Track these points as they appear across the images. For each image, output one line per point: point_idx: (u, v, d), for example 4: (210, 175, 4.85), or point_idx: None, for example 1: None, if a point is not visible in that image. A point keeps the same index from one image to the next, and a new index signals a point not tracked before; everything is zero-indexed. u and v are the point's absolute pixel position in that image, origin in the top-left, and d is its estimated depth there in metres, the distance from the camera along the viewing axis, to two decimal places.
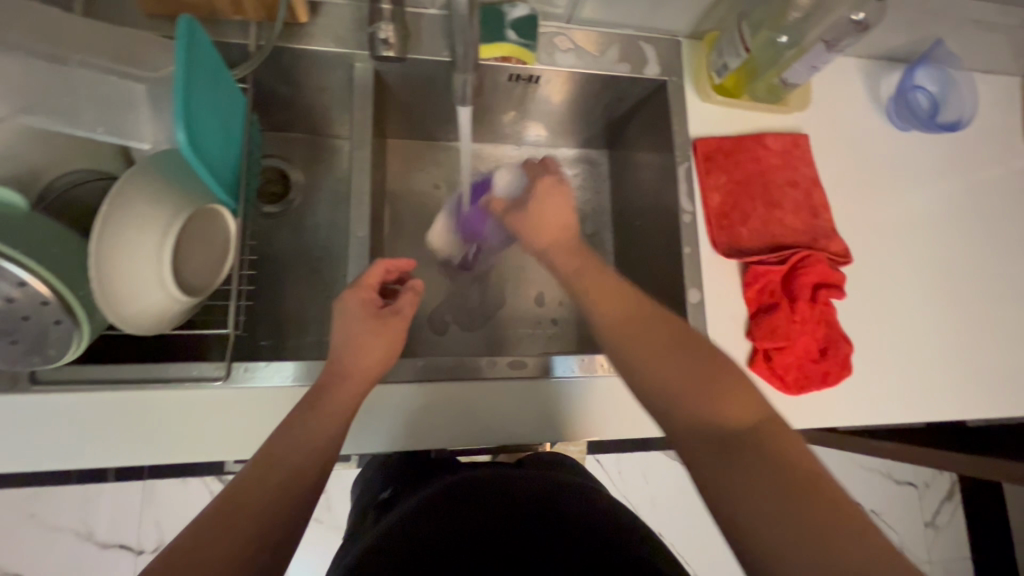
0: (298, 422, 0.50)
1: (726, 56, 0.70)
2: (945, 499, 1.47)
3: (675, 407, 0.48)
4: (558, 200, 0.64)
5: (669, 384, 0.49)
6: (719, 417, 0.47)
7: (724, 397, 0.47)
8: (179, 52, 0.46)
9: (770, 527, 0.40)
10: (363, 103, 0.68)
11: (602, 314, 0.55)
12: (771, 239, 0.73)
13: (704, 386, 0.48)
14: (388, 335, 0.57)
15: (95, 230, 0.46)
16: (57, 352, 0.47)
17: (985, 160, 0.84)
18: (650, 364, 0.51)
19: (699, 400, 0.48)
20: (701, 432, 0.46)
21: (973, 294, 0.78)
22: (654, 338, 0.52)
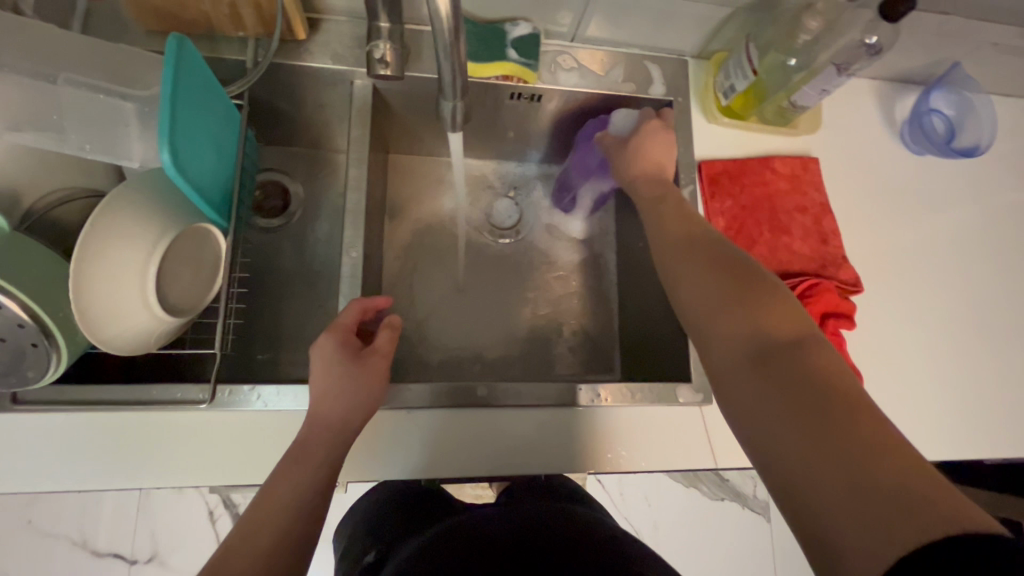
0: (270, 490, 0.48)
1: (733, 79, 0.68)
2: None
3: (715, 320, 0.46)
4: (661, 141, 0.66)
5: (713, 297, 0.47)
6: (758, 328, 0.44)
7: (769, 310, 0.44)
8: (166, 71, 0.45)
9: (794, 436, 0.37)
10: (360, 119, 0.67)
11: (671, 239, 0.55)
12: (777, 266, 0.71)
13: (746, 301, 0.46)
14: (370, 372, 0.55)
15: (74, 260, 0.45)
16: (35, 374, 0.46)
17: (1005, 187, 0.81)
18: (700, 280, 0.49)
19: (741, 313, 0.45)
20: (740, 343, 0.44)
21: (992, 326, 0.75)
22: (706, 259, 0.50)
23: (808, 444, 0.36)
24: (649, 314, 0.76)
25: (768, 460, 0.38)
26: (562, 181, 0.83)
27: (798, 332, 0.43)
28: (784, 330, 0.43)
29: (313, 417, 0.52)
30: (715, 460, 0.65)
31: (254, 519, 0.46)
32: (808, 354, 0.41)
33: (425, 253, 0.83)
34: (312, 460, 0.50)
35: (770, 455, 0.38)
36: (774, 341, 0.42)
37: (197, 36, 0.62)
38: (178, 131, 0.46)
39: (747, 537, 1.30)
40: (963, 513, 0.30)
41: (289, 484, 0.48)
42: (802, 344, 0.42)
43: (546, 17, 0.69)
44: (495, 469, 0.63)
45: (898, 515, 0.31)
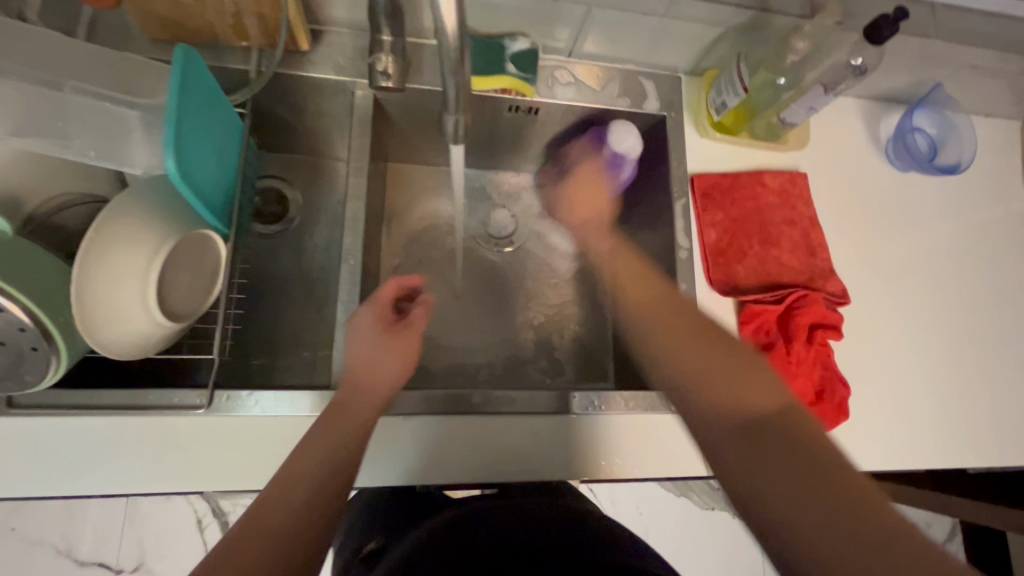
0: (306, 453, 0.47)
1: (724, 95, 0.70)
2: (947, 540, 1.49)
3: (698, 397, 0.45)
4: (590, 186, 0.75)
5: (694, 373, 0.47)
6: (742, 402, 0.43)
7: (749, 381, 0.44)
8: (173, 77, 0.46)
9: (805, 515, 0.36)
10: (361, 129, 0.68)
11: (642, 304, 0.55)
12: (767, 278, 0.72)
13: (726, 374, 0.45)
14: (403, 348, 0.60)
15: (76, 260, 0.46)
16: (34, 377, 0.46)
17: (986, 203, 0.83)
18: (676, 354, 0.49)
19: (722, 388, 0.44)
20: (726, 416, 0.43)
21: (974, 337, 0.77)
22: (676, 330, 0.51)
23: (815, 527, 0.35)
24: None
25: (777, 544, 0.36)
26: (560, 191, 0.83)
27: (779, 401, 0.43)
28: (766, 399, 0.42)
29: (353, 385, 0.55)
30: (707, 468, 0.67)
31: (290, 477, 0.45)
32: (796, 424, 0.41)
33: (423, 262, 0.84)
34: (349, 429, 0.51)
35: (778, 535, 0.36)
36: (760, 417, 0.41)
37: (200, 45, 0.63)
38: (183, 140, 0.47)
39: (738, 546, 1.31)
40: None
41: (325, 450, 0.48)
42: (786, 413, 0.42)
43: (544, 32, 0.70)
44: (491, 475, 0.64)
45: None
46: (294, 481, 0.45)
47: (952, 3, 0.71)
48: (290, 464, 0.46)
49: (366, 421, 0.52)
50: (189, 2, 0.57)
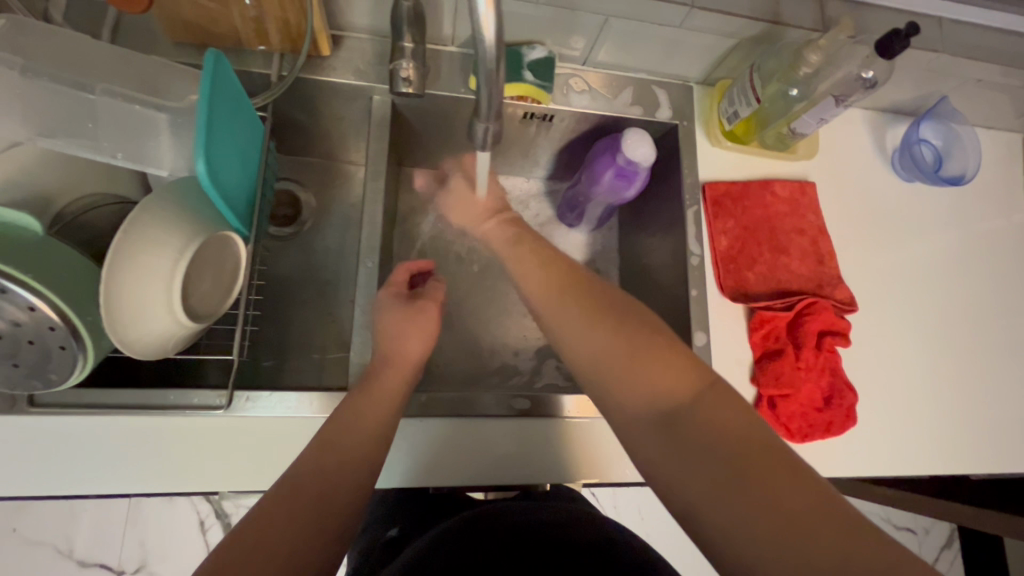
0: (345, 416, 0.51)
1: (737, 105, 0.72)
2: (943, 547, 1.51)
3: (613, 391, 0.49)
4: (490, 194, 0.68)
5: (607, 366, 0.50)
6: (659, 391, 0.46)
7: (657, 370, 0.47)
8: (202, 83, 0.47)
9: (709, 497, 0.41)
10: (378, 133, 0.69)
11: (547, 292, 0.56)
12: (777, 285, 0.73)
13: (643, 362, 0.48)
14: (424, 328, 0.63)
15: (107, 257, 0.46)
16: (58, 376, 0.47)
17: (989, 213, 0.85)
18: (587, 345, 0.51)
19: (633, 380, 0.48)
20: (647, 409, 0.46)
21: (977, 345, 0.79)
22: (585, 318, 0.52)
23: (728, 507, 0.40)
24: None
25: (694, 523, 0.42)
26: (570, 196, 0.84)
27: (693, 385, 0.46)
28: (677, 387, 0.46)
29: (385, 358, 0.59)
30: None
31: (333, 436, 0.49)
32: (705, 408, 0.45)
33: None
34: (384, 401, 0.54)
35: (695, 516, 0.42)
36: (669, 407, 0.46)
37: (224, 49, 0.64)
38: (212, 148, 0.48)
39: None
40: (866, 545, 0.36)
41: (363, 416, 0.51)
42: (700, 397, 0.45)
43: (560, 41, 0.72)
44: (500, 475, 0.65)
45: (822, 558, 0.36)
46: (335, 440, 0.48)
47: (959, 19, 0.73)
48: (330, 425, 0.50)
49: (397, 395, 0.56)
50: (216, 7, 0.58)
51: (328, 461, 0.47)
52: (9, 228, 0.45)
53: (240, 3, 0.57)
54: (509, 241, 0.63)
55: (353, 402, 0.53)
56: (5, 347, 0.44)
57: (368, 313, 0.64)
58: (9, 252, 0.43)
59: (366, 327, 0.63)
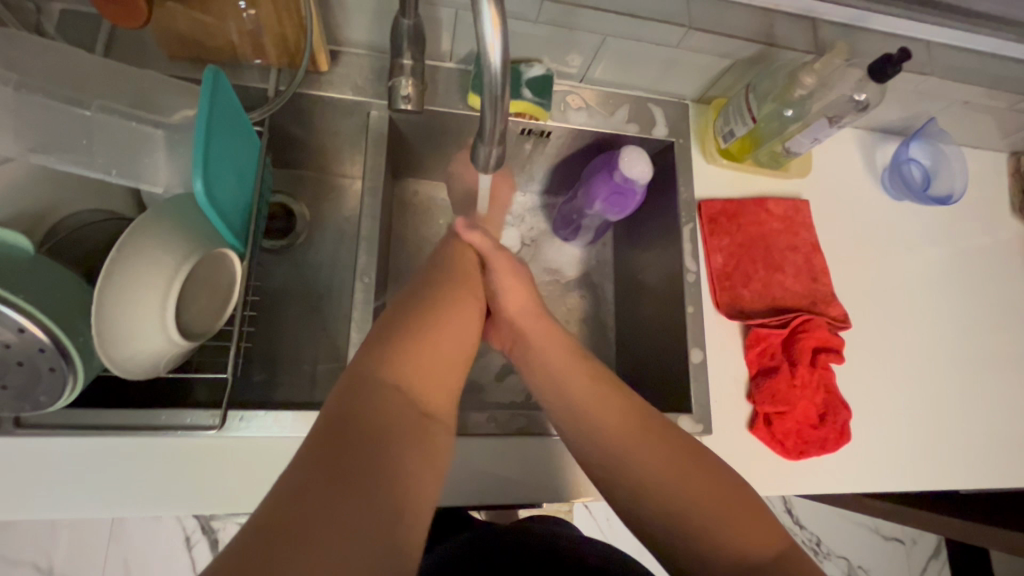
0: (400, 416, 0.46)
1: (732, 124, 0.73)
2: (931, 556, 1.53)
3: (672, 525, 0.49)
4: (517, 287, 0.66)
5: (671, 501, 0.50)
6: (745, 546, 0.47)
7: (726, 510, 0.49)
8: (202, 104, 0.46)
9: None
10: (375, 148, 0.68)
11: (615, 423, 0.54)
12: (772, 302, 0.74)
13: (730, 515, 0.49)
14: (471, 323, 0.59)
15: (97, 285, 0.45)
16: (48, 398, 0.45)
17: (975, 230, 0.87)
18: (652, 482, 0.51)
19: (704, 521, 0.48)
20: (731, 567, 0.47)
21: (966, 361, 0.80)
22: (664, 458, 0.52)
23: None
24: (650, 343, 0.79)
25: None
26: (566, 211, 0.84)
27: (776, 547, 0.48)
28: (760, 545, 0.48)
29: (436, 341, 0.53)
30: None
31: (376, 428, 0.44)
32: (793, 570, 0.46)
33: None
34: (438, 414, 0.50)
35: None
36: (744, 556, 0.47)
37: (220, 62, 0.63)
38: (209, 164, 0.47)
39: None
40: None
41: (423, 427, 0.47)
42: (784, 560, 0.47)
43: (557, 58, 0.72)
44: (496, 494, 0.64)
45: None
46: (381, 431, 0.44)
47: (946, 43, 0.75)
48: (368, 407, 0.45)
49: (447, 399, 0.52)
50: (213, 21, 0.58)
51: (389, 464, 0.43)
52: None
53: (237, 17, 0.57)
54: (568, 358, 0.60)
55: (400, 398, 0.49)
56: None
57: (363, 329, 0.63)
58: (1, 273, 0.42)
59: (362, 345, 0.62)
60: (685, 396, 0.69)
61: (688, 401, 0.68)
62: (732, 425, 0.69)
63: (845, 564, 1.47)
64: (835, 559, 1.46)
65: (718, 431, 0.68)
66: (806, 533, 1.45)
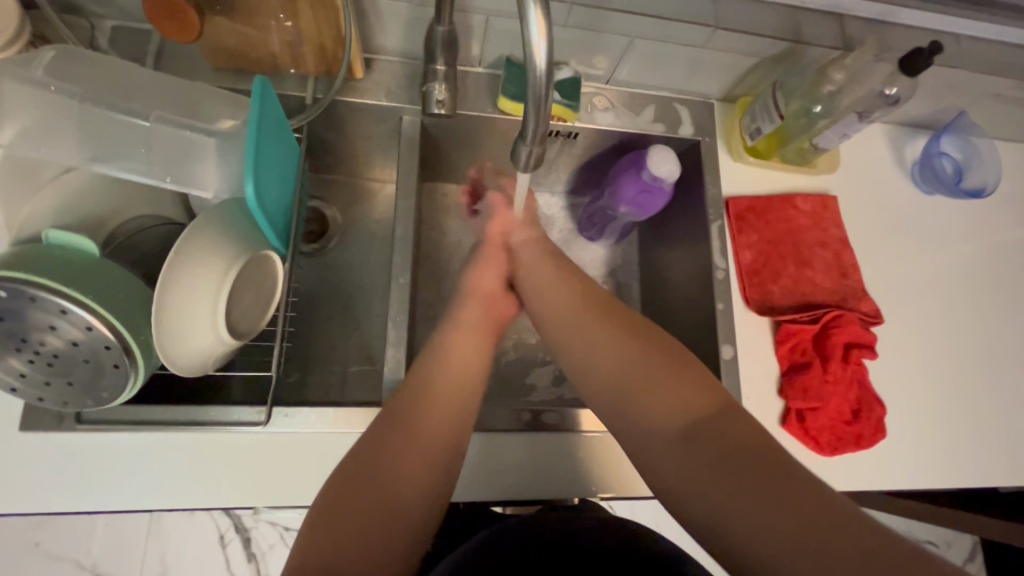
0: (383, 458, 0.50)
1: (759, 121, 0.73)
2: (967, 560, 1.50)
3: (631, 416, 0.55)
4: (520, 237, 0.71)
5: (630, 399, 0.56)
6: (676, 406, 0.53)
7: (667, 392, 0.54)
8: (251, 120, 0.48)
9: (736, 519, 0.45)
10: (408, 152, 0.70)
11: (558, 311, 0.64)
12: (802, 299, 0.74)
13: (663, 381, 0.55)
14: (477, 327, 0.64)
15: (155, 299, 0.47)
16: (109, 394, 0.48)
17: (1009, 223, 0.86)
18: (589, 358, 0.60)
19: (657, 414, 0.53)
20: (666, 424, 0.53)
21: (1002, 355, 0.79)
22: (603, 338, 0.60)
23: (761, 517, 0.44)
24: (679, 341, 0.79)
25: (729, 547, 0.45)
26: (591, 211, 0.85)
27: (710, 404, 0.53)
28: (696, 403, 0.53)
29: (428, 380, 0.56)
30: None
31: (357, 490, 0.48)
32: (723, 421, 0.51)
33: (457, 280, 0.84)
34: (425, 430, 0.53)
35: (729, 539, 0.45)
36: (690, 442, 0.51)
37: (261, 73, 0.66)
38: (258, 173, 0.49)
39: None
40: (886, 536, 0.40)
41: (411, 456, 0.51)
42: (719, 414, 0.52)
43: (585, 60, 0.73)
44: (522, 490, 0.66)
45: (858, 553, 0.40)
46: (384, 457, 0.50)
47: (977, 35, 0.74)
48: (358, 462, 0.49)
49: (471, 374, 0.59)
50: (256, 33, 0.60)
51: (377, 520, 0.47)
52: (66, 248, 0.47)
53: (279, 27, 0.60)
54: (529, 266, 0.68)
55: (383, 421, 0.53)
56: (61, 364, 0.45)
57: (400, 328, 0.64)
58: (72, 275, 0.45)
59: (398, 343, 0.64)
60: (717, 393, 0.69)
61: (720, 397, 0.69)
62: (764, 421, 0.69)
63: None
64: None
65: None
66: None
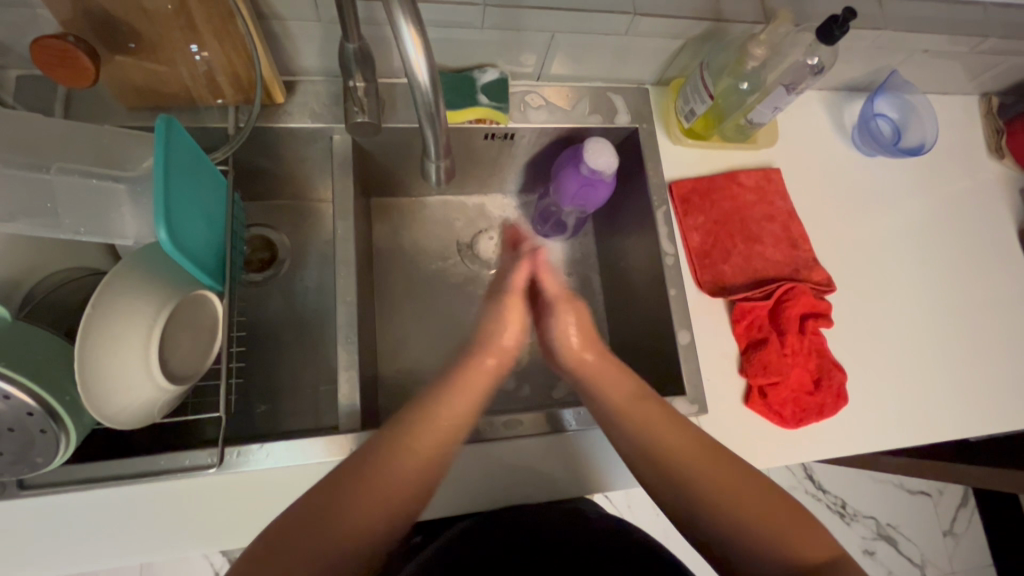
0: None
1: (692, 103, 0.73)
2: (959, 507, 1.53)
3: (746, 540, 0.53)
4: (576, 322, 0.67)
5: (738, 513, 0.54)
6: (745, 514, 0.54)
7: (734, 497, 0.55)
8: (157, 169, 0.47)
9: None
10: (342, 173, 0.69)
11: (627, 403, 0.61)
12: (754, 275, 0.74)
13: (729, 485, 0.55)
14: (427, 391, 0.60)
15: (77, 382, 0.45)
16: (44, 459, 0.47)
17: (953, 175, 0.87)
18: (660, 460, 0.58)
19: (759, 530, 0.53)
20: (745, 532, 0.53)
21: (958, 307, 0.80)
22: (670, 433, 0.59)
23: None
24: (641, 328, 0.79)
25: None
26: (543, 208, 0.84)
27: (771, 502, 0.55)
28: (758, 508, 0.54)
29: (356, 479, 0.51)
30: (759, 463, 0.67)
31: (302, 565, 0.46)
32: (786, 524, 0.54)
33: (415, 293, 0.82)
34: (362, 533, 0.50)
35: None
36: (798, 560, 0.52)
37: (178, 107, 0.64)
38: (174, 214, 0.49)
39: None
40: None
41: (370, 500, 0.51)
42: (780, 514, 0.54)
43: (511, 60, 0.72)
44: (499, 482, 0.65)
45: None
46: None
47: None
48: None
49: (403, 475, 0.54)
50: (165, 68, 0.59)
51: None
52: None
53: (188, 61, 0.59)
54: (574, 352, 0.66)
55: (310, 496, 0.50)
56: None
57: (351, 350, 0.64)
58: None
59: (350, 365, 0.63)
60: (678, 380, 0.69)
61: (682, 384, 0.68)
62: (727, 402, 0.69)
63: (873, 524, 1.46)
64: (863, 519, 1.46)
65: (715, 410, 0.68)
66: (831, 498, 1.45)
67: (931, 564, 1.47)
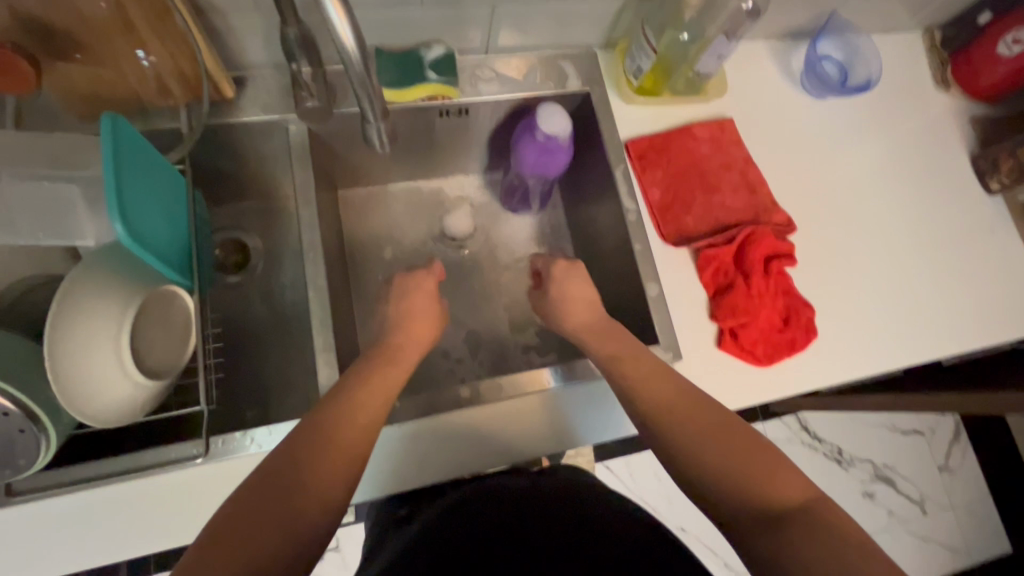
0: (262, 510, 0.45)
1: (638, 60, 0.74)
2: (953, 441, 1.56)
3: (736, 490, 0.51)
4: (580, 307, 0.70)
5: (743, 471, 0.52)
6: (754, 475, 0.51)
7: (739, 456, 0.53)
8: (107, 165, 0.48)
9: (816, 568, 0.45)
10: (301, 162, 0.70)
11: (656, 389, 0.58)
12: (716, 223, 0.76)
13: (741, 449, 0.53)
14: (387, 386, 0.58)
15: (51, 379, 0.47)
16: (27, 460, 0.48)
17: (904, 112, 0.88)
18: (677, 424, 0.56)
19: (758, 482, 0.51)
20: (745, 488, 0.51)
21: (918, 236, 0.82)
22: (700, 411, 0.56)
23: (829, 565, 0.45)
24: (614, 289, 0.80)
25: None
26: (508, 184, 0.85)
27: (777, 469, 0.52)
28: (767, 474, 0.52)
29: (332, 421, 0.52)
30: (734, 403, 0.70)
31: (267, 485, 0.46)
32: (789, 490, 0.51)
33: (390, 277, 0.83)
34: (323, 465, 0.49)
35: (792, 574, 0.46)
36: (777, 504, 0.50)
37: (129, 111, 0.64)
38: (130, 207, 0.49)
39: None
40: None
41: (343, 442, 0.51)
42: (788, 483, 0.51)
43: (457, 36, 0.73)
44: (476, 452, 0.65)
45: None
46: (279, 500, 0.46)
47: None
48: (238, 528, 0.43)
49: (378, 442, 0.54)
50: (112, 74, 0.59)
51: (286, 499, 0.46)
52: None
53: (134, 65, 0.59)
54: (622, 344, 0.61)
55: (247, 485, 0.46)
56: None
57: (326, 335, 0.64)
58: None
59: (327, 349, 0.64)
60: (651, 331, 0.71)
61: (655, 335, 0.70)
62: (702, 347, 0.71)
63: (871, 467, 1.49)
64: (860, 463, 1.49)
65: (690, 356, 0.70)
66: (826, 446, 1.48)
67: (930, 500, 1.50)
